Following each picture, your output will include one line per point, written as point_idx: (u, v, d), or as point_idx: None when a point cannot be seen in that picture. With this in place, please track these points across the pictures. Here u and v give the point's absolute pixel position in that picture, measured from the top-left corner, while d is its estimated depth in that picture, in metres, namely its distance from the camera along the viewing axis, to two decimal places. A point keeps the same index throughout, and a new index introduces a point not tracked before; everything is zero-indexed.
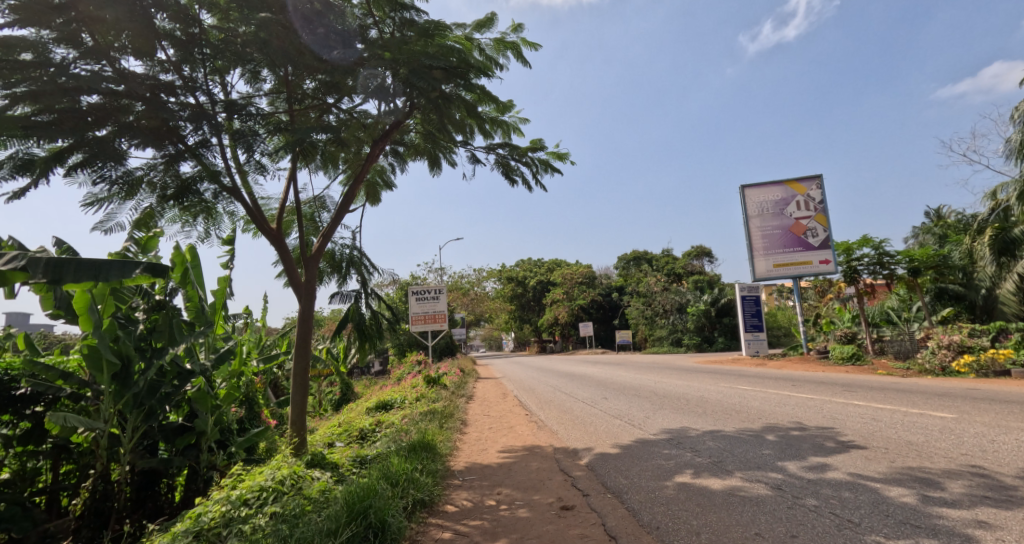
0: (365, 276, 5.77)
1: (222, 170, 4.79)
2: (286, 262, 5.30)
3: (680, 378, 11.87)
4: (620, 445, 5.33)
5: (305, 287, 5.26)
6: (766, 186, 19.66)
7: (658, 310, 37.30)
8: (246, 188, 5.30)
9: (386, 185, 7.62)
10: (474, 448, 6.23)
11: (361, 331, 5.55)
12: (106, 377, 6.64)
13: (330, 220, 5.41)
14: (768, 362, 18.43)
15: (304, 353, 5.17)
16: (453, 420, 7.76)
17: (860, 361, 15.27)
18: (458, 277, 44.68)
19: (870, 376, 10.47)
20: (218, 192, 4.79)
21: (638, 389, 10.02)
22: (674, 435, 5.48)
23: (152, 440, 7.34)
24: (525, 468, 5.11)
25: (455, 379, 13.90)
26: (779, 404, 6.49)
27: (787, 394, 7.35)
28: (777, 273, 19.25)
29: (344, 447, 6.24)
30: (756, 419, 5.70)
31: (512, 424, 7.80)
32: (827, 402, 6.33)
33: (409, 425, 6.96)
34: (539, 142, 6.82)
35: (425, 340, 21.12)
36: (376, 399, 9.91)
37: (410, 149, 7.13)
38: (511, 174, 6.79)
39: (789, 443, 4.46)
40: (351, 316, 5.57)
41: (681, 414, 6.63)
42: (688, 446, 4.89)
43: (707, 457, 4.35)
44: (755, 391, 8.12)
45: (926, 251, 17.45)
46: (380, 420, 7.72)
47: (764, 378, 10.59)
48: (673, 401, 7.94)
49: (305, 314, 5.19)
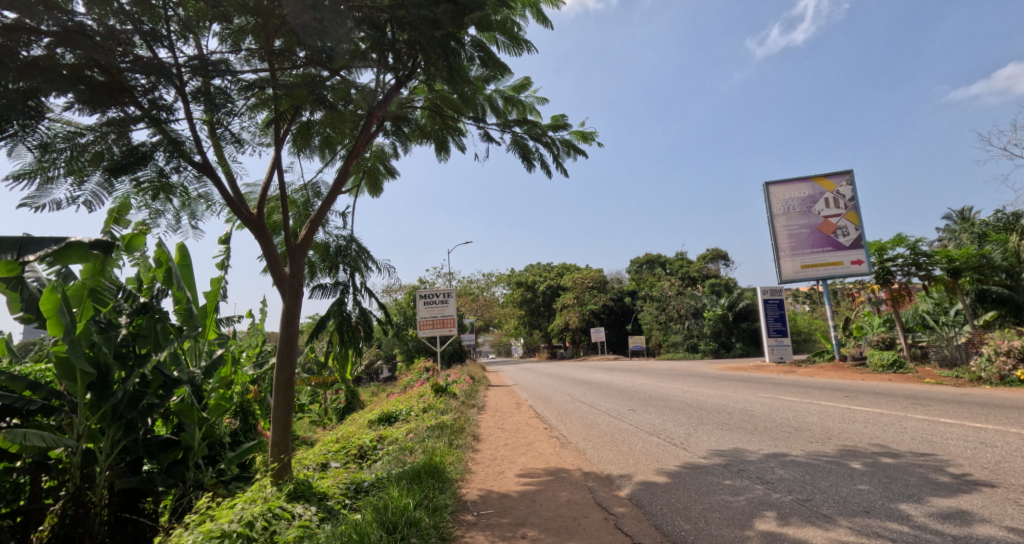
0: (360, 271, 4.92)
1: (191, 143, 4.02)
2: (270, 253, 4.45)
3: (710, 387, 10.87)
4: (665, 471, 4.43)
5: (290, 283, 4.41)
6: (792, 183, 18.69)
7: (673, 315, 36.23)
8: (224, 169, 4.51)
9: (388, 173, 6.83)
10: (489, 470, 5.37)
11: (347, 333, 4.60)
12: (80, 389, 5.86)
13: (320, 204, 4.60)
14: (797, 370, 17.35)
15: (288, 358, 4.32)
16: (464, 436, 6.89)
17: (901, 369, 14.16)
18: (467, 282, 44.03)
19: (925, 386, 9.47)
20: (184, 168, 3.99)
21: (667, 400, 9.07)
22: (729, 459, 4.56)
23: (135, 457, 6.47)
24: (552, 500, 4.21)
25: (465, 387, 13.03)
26: (845, 421, 5.55)
27: (848, 407, 6.39)
28: (805, 275, 18.24)
29: (338, 469, 5.45)
30: (827, 441, 4.76)
31: (531, 440, 6.93)
32: (904, 418, 5.37)
33: (414, 443, 6.12)
34: (561, 118, 5.79)
35: (433, 346, 20.33)
36: (380, 410, 9.07)
37: (416, 130, 6.31)
38: (528, 156, 5.92)
39: (889, 475, 3.55)
40: (334, 313, 4.62)
41: (728, 432, 5.70)
42: (754, 475, 3.97)
43: (787, 493, 3.45)
44: (806, 404, 7.16)
45: (967, 251, 16.49)
46: (383, 436, 6.86)
47: (807, 388, 9.59)
48: (712, 414, 6.99)
49: (290, 314, 4.36)
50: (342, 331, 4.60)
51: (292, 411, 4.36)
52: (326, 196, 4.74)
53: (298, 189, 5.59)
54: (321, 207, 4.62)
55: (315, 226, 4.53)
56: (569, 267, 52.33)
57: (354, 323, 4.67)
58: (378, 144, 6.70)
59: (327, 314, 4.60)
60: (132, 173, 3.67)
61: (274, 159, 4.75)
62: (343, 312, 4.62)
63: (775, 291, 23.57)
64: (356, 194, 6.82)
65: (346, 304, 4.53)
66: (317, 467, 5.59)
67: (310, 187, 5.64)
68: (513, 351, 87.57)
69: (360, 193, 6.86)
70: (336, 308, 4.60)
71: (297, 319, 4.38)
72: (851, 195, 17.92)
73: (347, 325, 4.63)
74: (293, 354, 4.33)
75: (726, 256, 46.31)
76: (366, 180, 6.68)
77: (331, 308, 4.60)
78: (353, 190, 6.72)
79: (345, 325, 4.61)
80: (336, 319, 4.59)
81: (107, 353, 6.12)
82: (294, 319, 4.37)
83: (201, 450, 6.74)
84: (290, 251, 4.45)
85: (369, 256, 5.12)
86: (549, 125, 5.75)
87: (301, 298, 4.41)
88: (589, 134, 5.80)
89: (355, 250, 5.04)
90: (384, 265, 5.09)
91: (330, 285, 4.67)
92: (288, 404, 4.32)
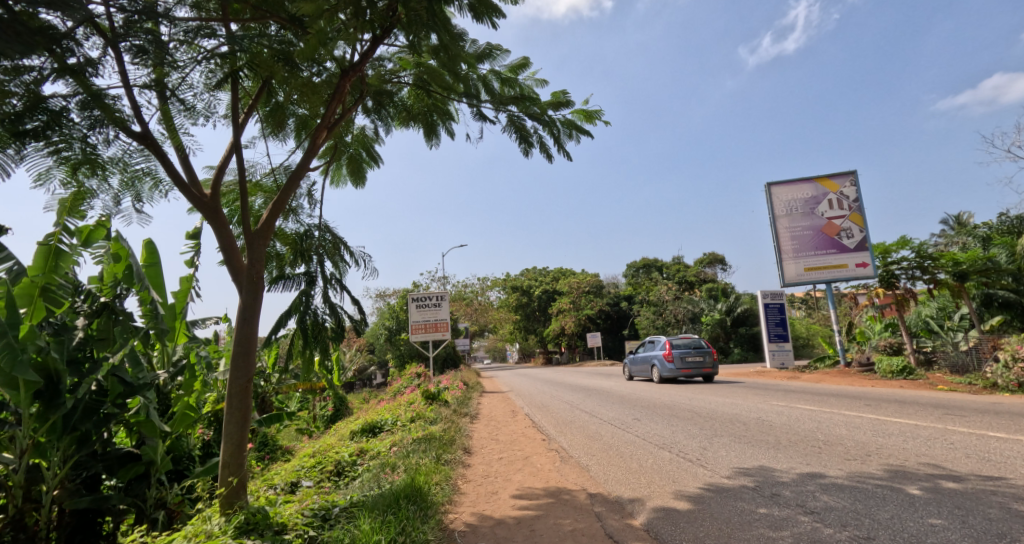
0: (335, 264, 4.27)
1: (125, 108, 3.38)
2: (225, 239, 3.79)
3: (716, 395, 10.26)
4: (685, 495, 3.81)
5: (248, 274, 3.75)
6: (794, 183, 18.21)
7: (670, 320, 35.68)
8: (173, 144, 3.88)
9: (372, 160, 6.21)
10: (481, 491, 4.73)
11: (313, 333, 3.96)
12: (26, 399, 4.97)
13: (286, 184, 3.96)
14: (801, 376, 16.73)
15: (244, 361, 3.64)
16: (454, 449, 6.25)
17: (912, 376, 13.54)
18: (461, 286, 43.40)
19: (943, 394, 8.94)
20: (118, 137, 3.36)
21: (673, 409, 8.42)
22: (759, 481, 3.94)
23: (90, 472, 5.77)
24: (553, 529, 3.56)
25: (457, 395, 12.35)
26: (880, 434, 4.96)
27: (877, 418, 5.79)
28: (809, 277, 17.71)
29: (309, 490, 4.82)
30: (868, 459, 4.15)
31: (528, 454, 6.29)
32: (947, 431, 4.78)
33: (397, 458, 5.47)
34: (563, 95, 5.18)
35: (425, 352, 19.62)
36: (365, 420, 8.41)
37: (401, 111, 5.71)
38: (527, 138, 5.33)
39: (962, 505, 2.94)
40: (297, 310, 3.96)
41: (749, 446, 5.08)
42: (793, 502, 3.36)
43: (842, 527, 2.83)
44: (827, 413, 6.57)
45: (974, 255, 16.10)
46: (365, 448, 6.19)
47: (821, 396, 8.99)
48: (725, 425, 6.37)
49: (247, 311, 3.69)
50: (306, 331, 3.94)
51: (247, 424, 3.69)
52: (293, 176, 4.08)
53: (266, 176, 4.95)
54: (285, 187, 3.98)
55: (278, 210, 3.89)
56: (565, 271, 51.76)
57: (320, 321, 4.02)
58: (361, 128, 6.09)
59: (288, 310, 3.94)
60: (46, 140, 3.04)
61: (234, 134, 4.09)
62: (308, 307, 3.97)
63: (775, 295, 23.05)
64: (337, 184, 6.20)
65: (307, 302, 3.88)
66: (286, 489, 4.92)
67: (280, 171, 5.01)
68: (508, 356, 86.50)
69: (341, 183, 6.24)
70: (299, 303, 3.95)
71: (256, 316, 3.73)
72: (855, 196, 17.46)
73: (313, 323, 3.98)
74: (250, 356, 3.66)
75: (723, 260, 45.83)
76: (348, 167, 6.05)
77: (294, 302, 3.95)
78: (332, 180, 6.10)
79: (309, 323, 3.95)
80: (301, 315, 3.93)
81: (59, 359, 5.32)
82: (252, 315, 3.72)
83: (164, 465, 6.06)
84: (248, 237, 3.78)
85: (346, 249, 4.50)
86: (549, 103, 5.14)
87: (261, 293, 3.75)
88: (594, 114, 5.26)
89: (331, 240, 4.43)
90: (361, 257, 4.47)
91: (294, 280, 4.01)
92: (240, 417, 3.63)
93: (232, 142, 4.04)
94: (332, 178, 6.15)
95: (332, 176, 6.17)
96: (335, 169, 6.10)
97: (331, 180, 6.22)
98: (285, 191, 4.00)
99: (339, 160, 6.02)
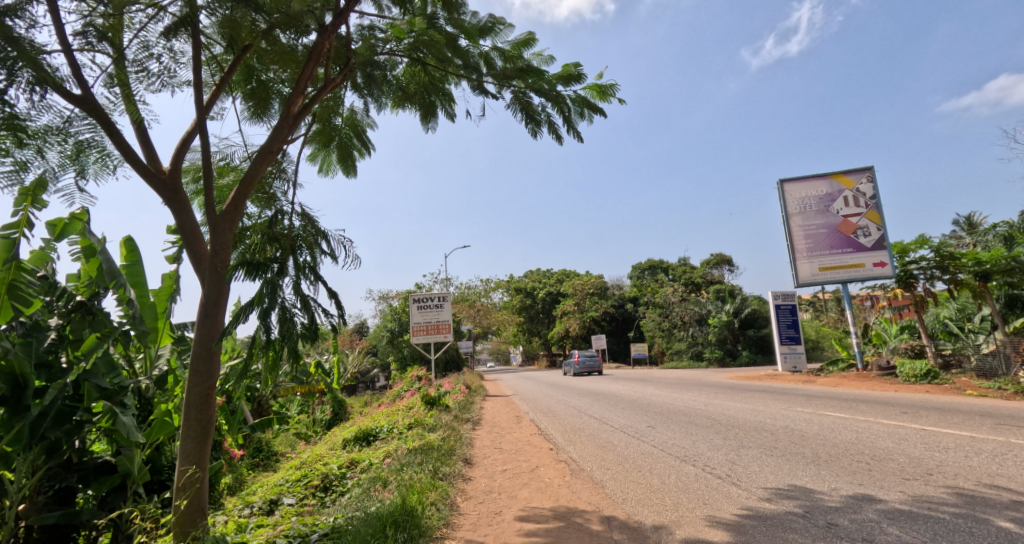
0: (314, 256, 3.66)
1: (59, 66, 2.81)
2: (185, 224, 3.26)
3: (733, 400, 9.66)
4: (721, 522, 3.27)
5: (211, 263, 3.21)
6: (808, 180, 17.64)
7: (676, 323, 35.01)
8: (129, 115, 3.31)
9: (363, 148, 5.69)
10: (484, 511, 4.19)
11: (281, 332, 3.06)
12: None
13: (256, 159, 3.43)
14: (817, 380, 16.08)
15: (204, 361, 3.08)
16: (454, 461, 5.69)
17: (936, 380, 12.86)
18: (463, 288, 42.93)
19: (980, 401, 8.31)
20: (51, 99, 2.80)
21: (690, 415, 7.84)
22: (806, 505, 3.39)
23: (64, 484, 5.20)
24: None
25: (459, 400, 11.84)
26: (935, 447, 4.38)
27: (924, 429, 5.21)
28: (824, 277, 17.13)
29: (289, 510, 4.26)
30: (932, 479, 3.57)
31: (535, 466, 5.73)
32: (1013, 446, 4.19)
33: (390, 472, 4.93)
34: (573, 68, 4.62)
35: (427, 355, 19.06)
36: (360, 426, 7.87)
37: (395, 91, 5.21)
38: (533, 116, 4.78)
39: None
40: (258, 304, 3.04)
41: (784, 461, 4.50)
42: (857, 535, 2.81)
43: None
44: (863, 421, 5.98)
45: (998, 253, 15.43)
46: (356, 459, 5.65)
47: (846, 402, 8.39)
48: (752, 435, 5.78)
49: (209, 305, 3.13)
50: (274, 331, 3.04)
51: (208, 441, 3.12)
52: (263, 151, 3.54)
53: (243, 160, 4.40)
54: (255, 163, 3.45)
55: (247, 188, 3.37)
56: (570, 273, 51.17)
57: (293, 318, 3.13)
58: (353, 111, 5.58)
59: (249, 302, 3.05)
60: None
61: (197, 104, 3.53)
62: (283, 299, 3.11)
63: (786, 296, 22.44)
64: (327, 173, 5.70)
65: (276, 298, 3.02)
66: (264, 509, 4.40)
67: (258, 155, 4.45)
68: (512, 357, 85.29)
69: (330, 172, 5.71)
70: (262, 296, 3.05)
71: (220, 310, 3.16)
72: (872, 193, 16.83)
73: (282, 321, 3.09)
74: (214, 359, 3.11)
75: (730, 262, 45.09)
76: (336, 153, 5.51)
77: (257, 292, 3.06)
78: (319, 168, 5.55)
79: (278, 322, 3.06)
80: (266, 310, 3.01)
81: (26, 361, 4.72)
82: (216, 312, 3.15)
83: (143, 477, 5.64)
84: (211, 220, 3.25)
85: (328, 239, 3.96)
86: (558, 75, 4.58)
87: (225, 285, 3.19)
88: (608, 89, 4.59)
89: (313, 232, 3.89)
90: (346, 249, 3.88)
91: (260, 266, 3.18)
92: (200, 433, 3.05)
93: (195, 111, 3.48)
94: (320, 165, 5.63)
95: (322, 165, 5.65)
96: (324, 156, 5.58)
97: (320, 169, 5.70)
98: (255, 167, 3.46)
99: (327, 145, 5.49)
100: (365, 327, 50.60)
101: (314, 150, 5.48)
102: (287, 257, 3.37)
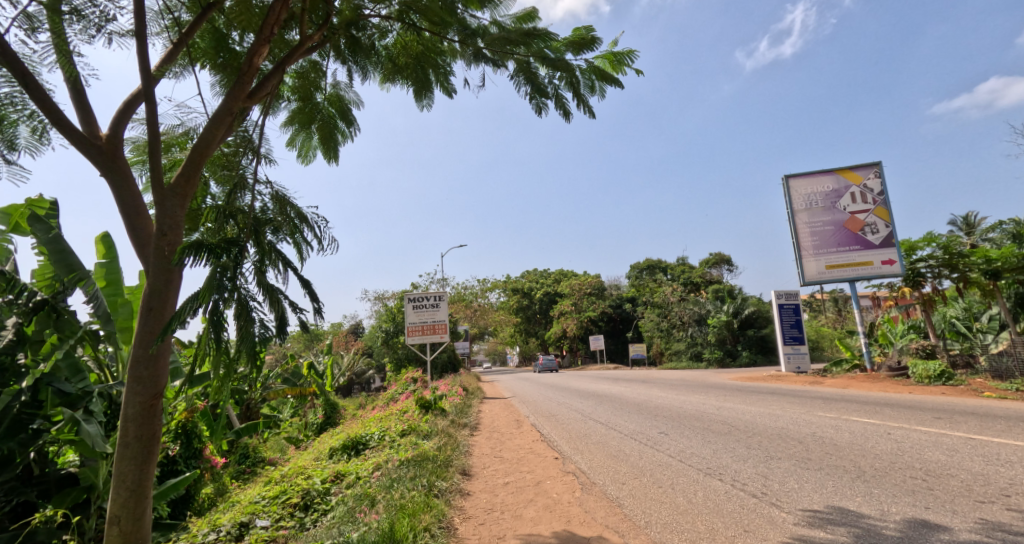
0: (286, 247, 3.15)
1: None
2: (127, 201, 2.72)
3: (745, 404, 9.13)
4: None
5: (157, 247, 2.66)
6: (814, 176, 17.20)
7: (675, 323, 34.59)
8: (64, 73, 2.77)
9: (348, 131, 5.05)
10: (487, 536, 3.66)
11: (238, 329, 2.52)
12: None
13: (208, 125, 2.89)
14: (824, 381, 15.58)
15: (146, 366, 2.53)
16: (451, 473, 5.14)
17: (951, 382, 12.39)
18: (460, 288, 42.41)
19: (1009, 404, 7.81)
20: None
21: (704, 421, 7.31)
22: (864, 533, 2.88)
23: (20, 496, 4.98)
24: None
25: (456, 402, 11.30)
26: (995, 461, 3.87)
27: (971, 437, 4.69)
28: (830, 276, 16.69)
29: (263, 536, 3.72)
30: (1011, 502, 3.05)
31: (540, 479, 5.19)
32: None
33: (380, 488, 4.39)
34: (584, 32, 4.04)
35: (423, 356, 18.51)
36: (349, 432, 7.30)
37: (387, 63, 4.66)
38: (539, 87, 4.23)
39: None
40: (206, 296, 2.49)
41: (824, 475, 3.97)
42: None
43: None
44: (898, 428, 5.46)
45: (1009, 250, 14.99)
46: (342, 472, 5.08)
47: (867, 405, 7.89)
48: (778, 444, 5.26)
49: (154, 298, 2.58)
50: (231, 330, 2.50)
51: (152, 462, 2.57)
52: (219, 114, 3.00)
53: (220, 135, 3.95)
54: (207, 131, 2.91)
55: (200, 158, 2.82)
56: (567, 273, 50.69)
57: (253, 318, 2.60)
58: (337, 89, 4.95)
59: (196, 294, 2.49)
60: None
61: (140, 68, 2.89)
62: (241, 294, 2.58)
63: (790, 295, 21.94)
64: (307, 157, 5.05)
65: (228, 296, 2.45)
66: (233, 535, 3.86)
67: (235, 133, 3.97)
68: (509, 357, 84.58)
69: (310, 157, 5.04)
70: (212, 288, 2.49)
71: (168, 304, 2.60)
72: (879, 189, 16.41)
73: (240, 317, 2.55)
74: (161, 364, 2.57)
75: (729, 262, 44.67)
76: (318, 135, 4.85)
77: (206, 281, 2.51)
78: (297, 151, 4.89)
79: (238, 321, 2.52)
80: (217, 305, 2.47)
81: None
82: (163, 305, 2.60)
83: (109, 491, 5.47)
84: (157, 195, 2.72)
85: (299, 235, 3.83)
86: (569, 40, 4.06)
87: (174, 273, 2.64)
88: (624, 57, 4.08)
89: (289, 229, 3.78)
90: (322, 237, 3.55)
91: (212, 254, 2.62)
92: (140, 454, 2.51)
93: (140, 77, 2.86)
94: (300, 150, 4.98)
95: (302, 150, 5.03)
96: (305, 139, 4.93)
97: (300, 154, 5.05)
98: (207, 135, 2.91)
99: (308, 127, 4.86)
100: (360, 327, 49.99)
101: (293, 131, 4.83)
102: (247, 242, 2.82)
